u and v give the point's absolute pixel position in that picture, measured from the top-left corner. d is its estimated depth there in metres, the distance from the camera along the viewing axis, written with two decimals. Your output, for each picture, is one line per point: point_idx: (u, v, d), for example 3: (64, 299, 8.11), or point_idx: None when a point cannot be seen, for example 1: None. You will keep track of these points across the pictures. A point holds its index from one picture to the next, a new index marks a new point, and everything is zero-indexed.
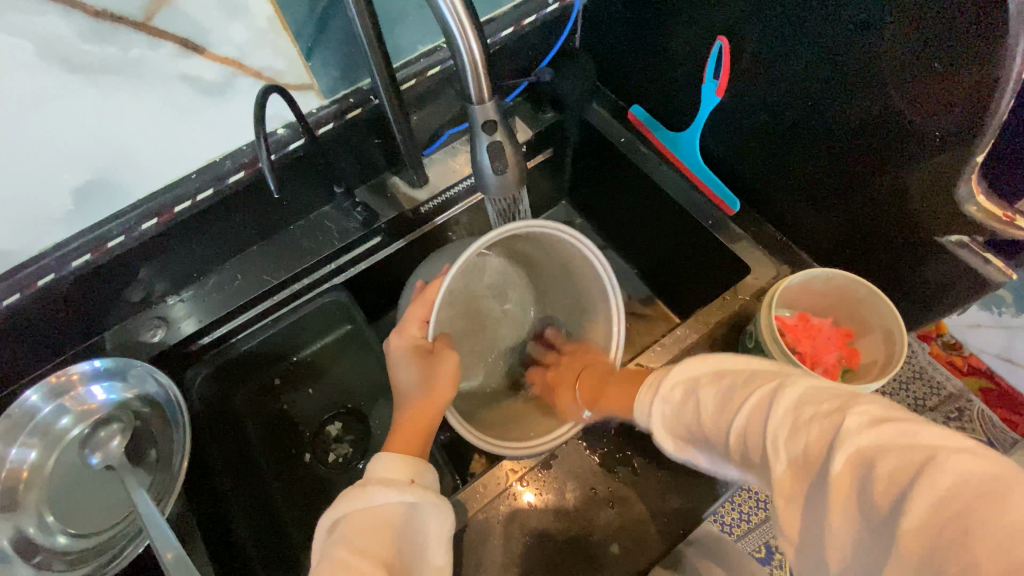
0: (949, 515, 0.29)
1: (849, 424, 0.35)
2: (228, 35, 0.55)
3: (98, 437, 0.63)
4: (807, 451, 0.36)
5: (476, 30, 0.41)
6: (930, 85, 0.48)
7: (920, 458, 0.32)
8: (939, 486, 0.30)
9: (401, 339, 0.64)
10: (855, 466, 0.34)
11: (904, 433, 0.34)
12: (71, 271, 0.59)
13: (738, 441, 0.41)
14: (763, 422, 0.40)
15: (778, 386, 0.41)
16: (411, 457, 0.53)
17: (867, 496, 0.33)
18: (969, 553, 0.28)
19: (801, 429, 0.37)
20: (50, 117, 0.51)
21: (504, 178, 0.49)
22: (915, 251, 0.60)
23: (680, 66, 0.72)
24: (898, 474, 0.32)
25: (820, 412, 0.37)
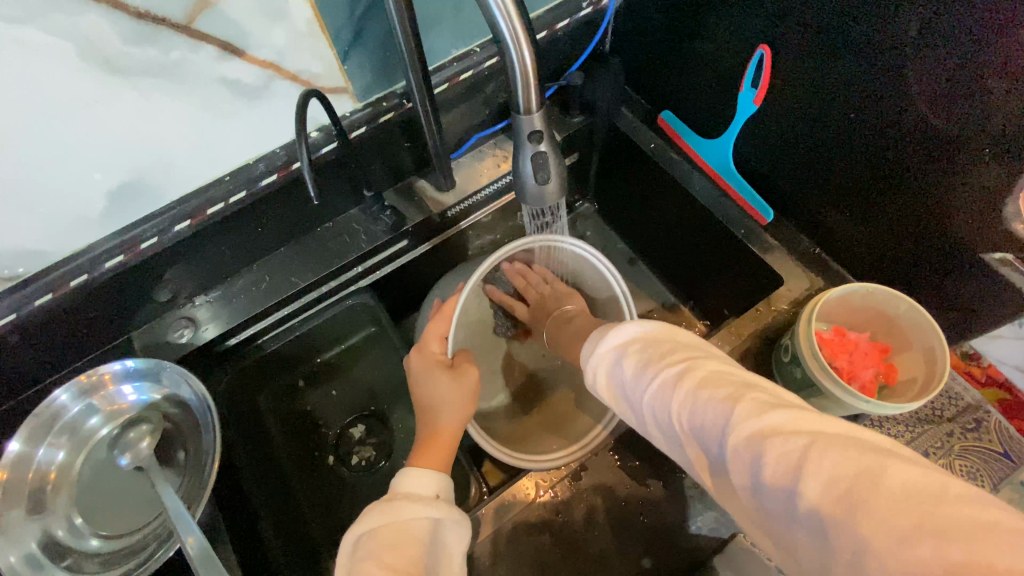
0: (832, 493, 0.33)
1: (740, 413, 0.39)
2: (269, 38, 0.54)
3: (127, 438, 0.62)
4: (708, 437, 0.41)
5: (528, 39, 0.41)
6: (972, 94, 0.48)
7: (805, 441, 0.35)
8: (823, 466, 0.34)
9: (421, 355, 0.64)
10: (748, 446, 0.38)
11: (802, 423, 0.37)
12: (105, 271, 0.59)
13: (661, 421, 0.45)
14: (673, 411, 0.43)
15: (690, 376, 0.44)
16: (435, 472, 0.54)
17: (765, 478, 0.36)
18: (854, 527, 0.31)
19: (701, 416, 0.41)
20: (97, 121, 0.51)
21: (546, 188, 0.48)
22: (955, 266, 0.59)
23: (715, 74, 0.71)
24: (787, 459, 0.35)
25: (724, 401, 0.41)
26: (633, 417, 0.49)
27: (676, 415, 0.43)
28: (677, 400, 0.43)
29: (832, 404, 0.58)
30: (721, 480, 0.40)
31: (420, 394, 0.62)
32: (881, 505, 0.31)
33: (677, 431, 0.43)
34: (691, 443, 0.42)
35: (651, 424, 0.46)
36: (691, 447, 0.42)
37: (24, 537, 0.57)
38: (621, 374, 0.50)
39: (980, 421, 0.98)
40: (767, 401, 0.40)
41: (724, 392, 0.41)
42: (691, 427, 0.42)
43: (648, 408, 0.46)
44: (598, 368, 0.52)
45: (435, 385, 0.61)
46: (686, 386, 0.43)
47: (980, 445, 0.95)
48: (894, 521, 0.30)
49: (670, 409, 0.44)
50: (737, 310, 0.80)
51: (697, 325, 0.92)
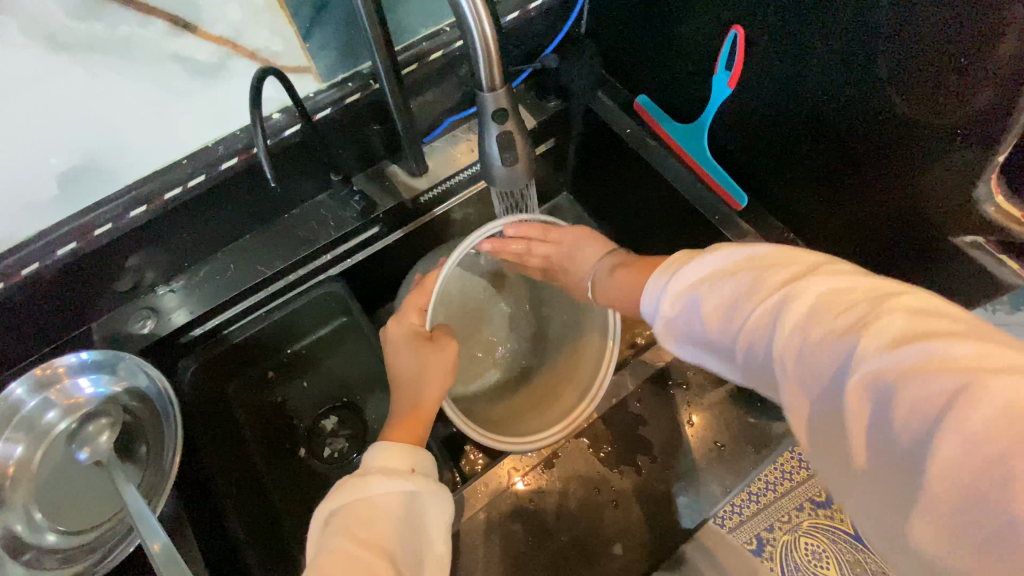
0: (987, 452, 0.25)
1: (869, 342, 0.31)
2: (223, 14, 0.59)
3: (86, 432, 0.61)
4: (819, 369, 0.33)
5: (488, 11, 0.39)
6: (942, 75, 0.47)
7: (960, 384, 0.27)
8: (973, 414, 0.26)
9: (401, 328, 0.61)
10: (868, 390, 0.31)
11: (941, 354, 0.29)
12: (57, 259, 0.55)
13: (757, 357, 0.38)
14: (781, 343, 0.36)
15: (798, 302, 0.36)
16: (409, 445, 0.52)
17: (885, 422, 0.29)
18: (1006, 498, 0.25)
19: (818, 347, 0.34)
20: (78, 111, 0.57)
21: (514, 170, 0.47)
22: (926, 250, 0.59)
23: (690, 57, 0.70)
24: (928, 404, 0.28)
25: (844, 329, 0.33)
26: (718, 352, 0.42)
27: (780, 343, 0.36)
28: (789, 321, 0.36)
29: None
30: (824, 428, 0.33)
31: (397, 370, 0.60)
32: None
33: (779, 367, 0.36)
34: (791, 378, 0.35)
35: (743, 351, 0.39)
36: (792, 385, 0.35)
37: None
38: (699, 309, 0.43)
39: None
40: (907, 328, 0.31)
41: (848, 319, 0.33)
42: (798, 356, 0.34)
43: (742, 342, 0.39)
44: (660, 298, 0.47)
45: (414, 361, 0.59)
46: (796, 309, 0.36)
47: None
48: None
49: (773, 337, 0.37)
50: None
51: None
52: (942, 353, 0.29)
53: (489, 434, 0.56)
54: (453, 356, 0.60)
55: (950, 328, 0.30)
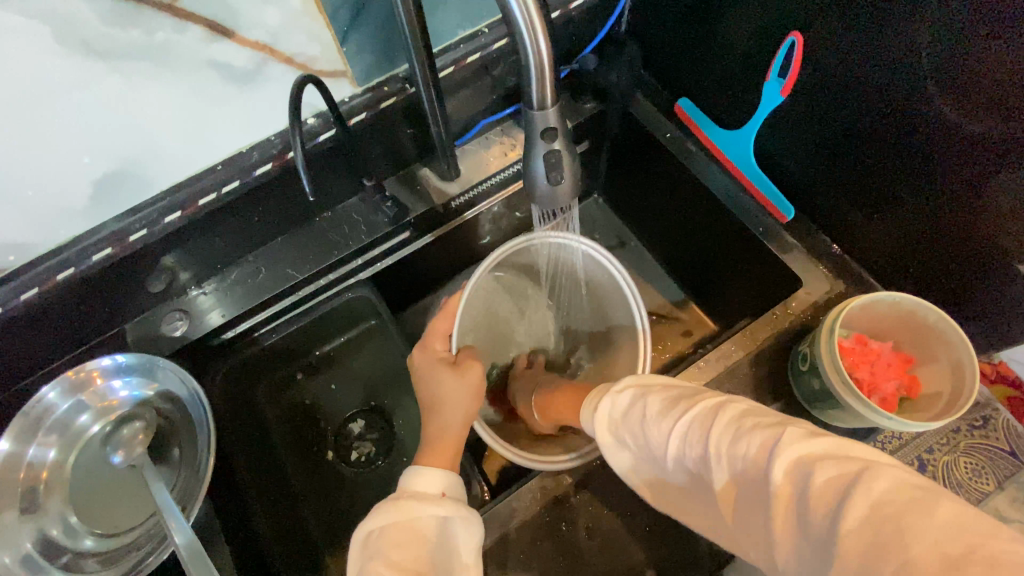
0: (883, 513, 0.29)
1: (789, 435, 0.35)
2: (262, 20, 0.59)
3: (120, 435, 0.61)
4: (746, 458, 0.37)
5: (544, 27, 0.37)
6: (1016, 92, 0.44)
7: (856, 467, 0.32)
8: (868, 487, 0.31)
9: (425, 354, 0.62)
10: (795, 472, 0.34)
11: (843, 447, 0.34)
12: (91, 265, 0.55)
13: (692, 452, 0.40)
14: (713, 437, 0.39)
15: (725, 409, 0.40)
16: (443, 469, 0.51)
17: (803, 503, 0.33)
18: (903, 552, 0.28)
19: (741, 441, 0.37)
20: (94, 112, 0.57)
21: (559, 188, 0.45)
22: (987, 273, 0.56)
23: (740, 63, 0.66)
24: (834, 484, 0.32)
25: (766, 426, 0.37)
26: (653, 452, 0.44)
27: (712, 438, 0.39)
28: (711, 426, 0.40)
29: (851, 418, 0.56)
30: (751, 515, 0.36)
31: (425, 396, 0.59)
32: (927, 534, 0.28)
33: (708, 461, 0.39)
34: (718, 464, 0.38)
35: (682, 462, 0.41)
36: (721, 467, 0.38)
37: (18, 537, 0.56)
38: (641, 412, 0.45)
39: (986, 418, 0.94)
40: (810, 429, 0.36)
41: (765, 422, 0.38)
42: (723, 449, 0.38)
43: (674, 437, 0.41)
44: (614, 405, 0.48)
45: (441, 386, 0.58)
46: (721, 421, 0.39)
47: (986, 442, 0.92)
48: (945, 543, 0.27)
49: (708, 437, 0.39)
50: (751, 307, 0.77)
51: (706, 320, 0.89)
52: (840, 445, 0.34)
53: (506, 448, 0.60)
54: (480, 378, 0.60)
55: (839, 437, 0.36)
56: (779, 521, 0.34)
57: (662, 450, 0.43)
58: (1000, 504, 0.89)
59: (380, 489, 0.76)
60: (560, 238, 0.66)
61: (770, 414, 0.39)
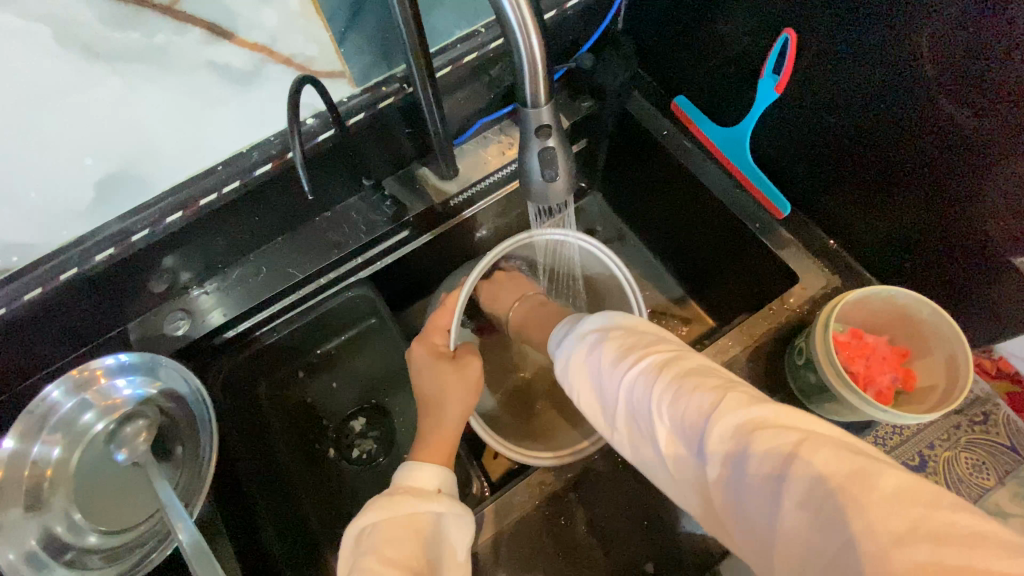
0: (825, 487, 0.30)
1: (733, 401, 0.36)
2: (260, 22, 0.63)
3: (124, 433, 0.62)
4: (688, 417, 0.36)
5: (537, 26, 0.38)
6: (1008, 83, 0.44)
7: (797, 437, 0.32)
8: (809, 460, 0.31)
9: (425, 345, 0.62)
10: (737, 439, 0.34)
11: (785, 416, 0.34)
12: (94, 265, 0.55)
13: (637, 410, 0.40)
14: (658, 395, 0.38)
15: (673, 364, 0.40)
16: (438, 465, 0.52)
17: (748, 471, 0.33)
18: (846, 528, 0.28)
19: (685, 399, 0.37)
20: (90, 112, 0.60)
21: (554, 185, 0.45)
22: (983, 266, 0.57)
23: (735, 60, 0.67)
24: (776, 455, 0.32)
25: (710, 388, 0.37)
26: (603, 402, 0.43)
27: (657, 394, 0.39)
28: (658, 381, 0.39)
29: (847, 411, 0.56)
30: (692, 472, 0.37)
31: (424, 393, 0.60)
32: (872, 509, 0.28)
33: (652, 416, 0.38)
34: (662, 420, 0.38)
35: (627, 414, 0.41)
36: (664, 425, 0.38)
37: (24, 534, 0.56)
38: (596, 361, 0.44)
39: (987, 413, 0.94)
40: (752, 394, 0.37)
41: (711, 382, 0.38)
42: (667, 406, 0.38)
43: (621, 395, 0.41)
44: (573, 352, 0.47)
45: (441, 381, 0.59)
46: (667, 376, 0.39)
47: (986, 437, 0.92)
48: (891, 519, 0.27)
49: (653, 393, 0.39)
50: (749, 304, 0.78)
51: (705, 317, 0.90)
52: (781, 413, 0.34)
53: (495, 440, 0.61)
54: (478, 373, 0.61)
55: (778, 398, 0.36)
56: (721, 491, 0.35)
57: (611, 402, 0.42)
58: (1002, 500, 0.89)
59: (381, 486, 0.77)
60: (558, 234, 0.66)
61: (713, 372, 0.39)
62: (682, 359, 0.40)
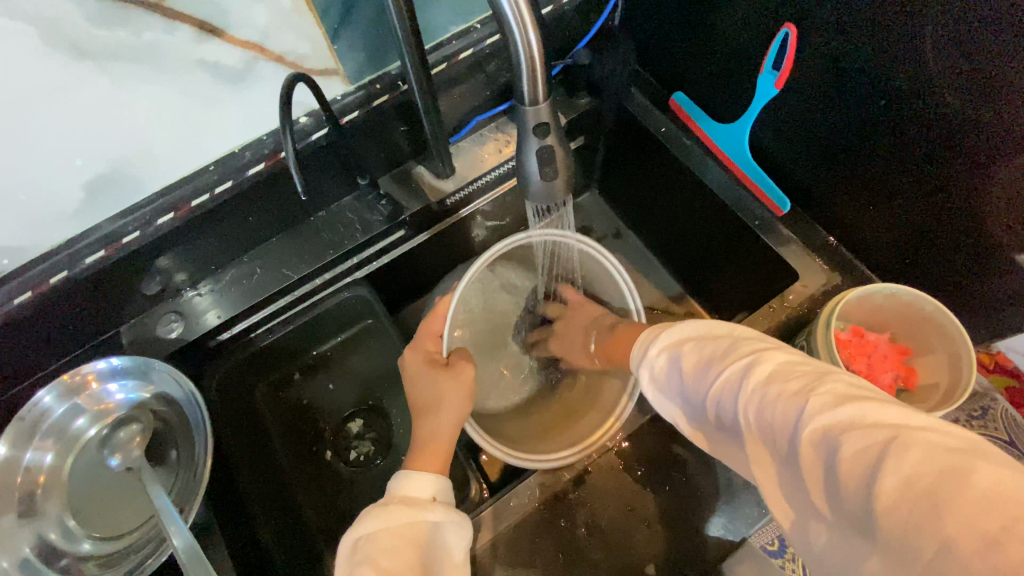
0: (915, 491, 0.30)
1: (820, 399, 0.36)
2: (251, 19, 0.62)
3: (116, 438, 0.61)
4: (775, 421, 0.37)
5: (535, 22, 0.37)
6: (1014, 79, 0.43)
7: (885, 436, 0.32)
8: (896, 462, 0.31)
9: (416, 352, 0.62)
10: (823, 441, 0.34)
11: (875, 411, 0.34)
12: (84, 269, 0.54)
13: (724, 416, 0.42)
14: (742, 402, 0.40)
15: (756, 368, 0.41)
16: (433, 474, 0.51)
17: (834, 472, 0.33)
18: (938, 528, 0.28)
19: (771, 403, 0.38)
20: (55, 108, 0.59)
21: (554, 184, 0.44)
22: (984, 264, 0.56)
23: (735, 55, 0.66)
24: (863, 454, 0.32)
25: (795, 389, 0.37)
26: (691, 408, 0.45)
27: (741, 401, 0.40)
28: (743, 386, 0.40)
29: None
30: (784, 478, 0.37)
31: (416, 397, 0.59)
32: (965, 507, 0.28)
33: (740, 421, 0.40)
34: (750, 428, 0.39)
35: (717, 421, 0.43)
36: (751, 431, 0.39)
37: (17, 541, 0.56)
38: (677, 367, 0.47)
39: (984, 408, 0.94)
40: (846, 389, 0.36)
41: (797, 382, 0.38)
42: (753, 412, 0.39)
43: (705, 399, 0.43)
44: (658, 356, 0.49)
45: (432, 385, 0.58)
46: (752, 380, 0.40)
47: (986, 433, 0.92)
48: (981, 520, 0.27)
49: (738, 398, 0.40)
50: (749, 301, 0.77)
51: (704, 314, 0.89)
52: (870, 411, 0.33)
53: (493, 446, 0.59)
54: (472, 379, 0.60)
55: (876, 395, 0.36)
56: (813, 496, 0.35)
57: (699, 408, 0.44)
58: None
59: (379, 488, 0.76)
60: (556, 233, 0.65)
61: (806, 368, 0.39)
62: (771, 359, 0.41)
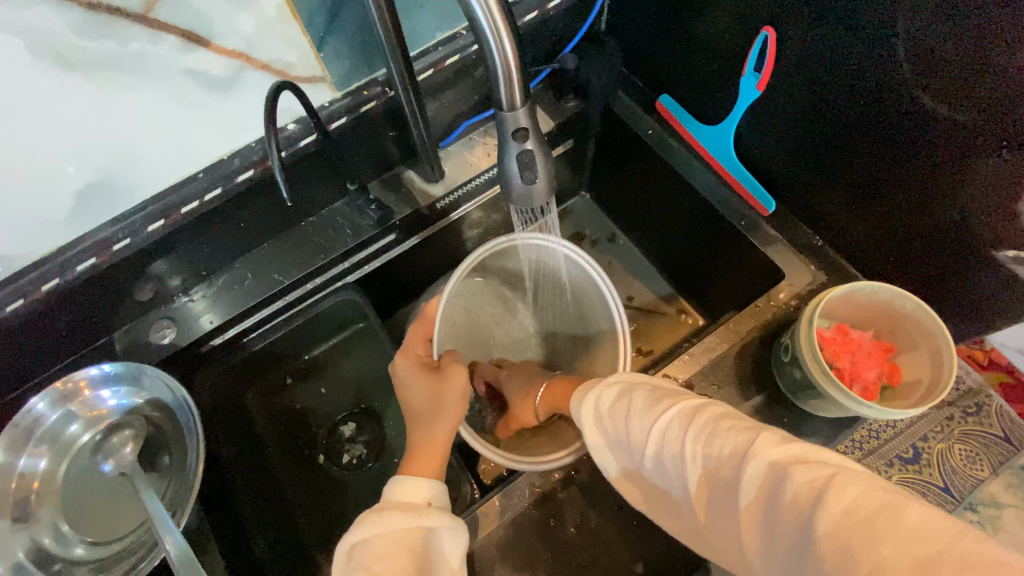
0: (854, 520, 0.30)
1: (759, 442, 0.37)
2: (236, 27, 0.64)
3: (111, 443, 0.62)
4: (719, 462, 0.38)
5: (510, 30, 0.37)
6: (989, 79, 0.44)
7: (827, 472, 0.33)
8: (835, 495, 0.31)
9: (407, 357, 0.62)
10: (768, 480, 0.35)
11: (814, 454, 0.35)
12: (75, 276, 0.54)
13: (666, 456, 0.42)
14: (687, 443, 0.40)
15: (696, 414, 0.42)
16: (429, 479, 0.51)
17: (778, 509, 0.34)
18: (877, 554, 0.28)
19: (716, 445, 0.39)
20: (45, 114, 0.60)
21: (535, 187, 0.45)
22: (965, 261, 0.57)
23: (718, 57, 0.67)
24: (804, 490, 0.33)
25: (734, 435, 0.39)
26: (630, 451, 0.45)
27: (685, 444, 0.41)
28: (686, 430, 0.41)
29: (832, 407, 0.56)
30: (724, 518, 0.38)
31: (410, 404, 0.59)
32: (902, 535, 0.28)
33: (683, 464, 0.41)
34: (693, 469, 0.40)
35: (658, 464, 0.43)
36: (695, 472, 0.40)
37: (10, 547, 0.56)
38: (613, 411, 0.47)
39: (979, 405, 0.95)
40: (782, 434, 0.38)
41: (737, 426, 0.39)
42: (697, 454, 0.40)
43: (648, 447, 0.43)
44: (592, 403, 0.49)
45: (421, 389, 0.59)
46: (693, 426, 0.41)
47: (980, 429, 0.93)
48: (915, 550, 0.28)
49: (682, 441, 0.41)
50: (737, 301, 0.78)
51: (695, 315, 0.90)
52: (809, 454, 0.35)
53: (486, 448, 0.59)
54: (464, 381, 0.58)
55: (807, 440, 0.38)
56: (754, 533, 0.35)
57: (638, 452, 0.44)
58: (996, 491, 0.89)
59: (373, 491, 0.77)
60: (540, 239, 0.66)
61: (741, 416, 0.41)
62: (707, 407, 0.42)
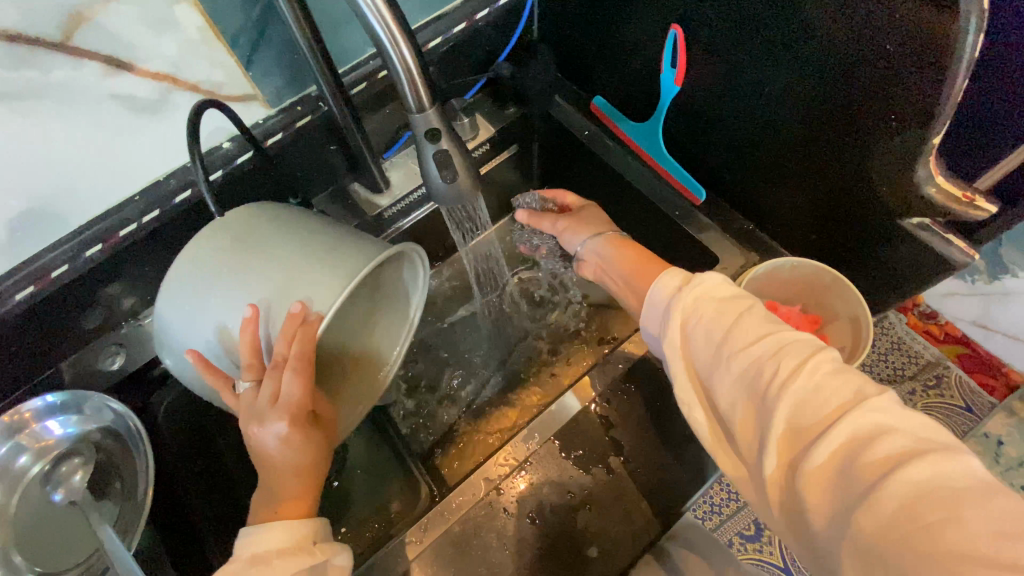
0: (934, 492, 0.33)
1: (867, 402, 0.38)
2: (159, 49, 0.53)
3: (60, 473, 0.61)
4: (819, 408, 0.38)
5: (407, 38, 0.40)
6: (880, 52, 0.47)
7: (925, 449, 0.35)
8: (930, 467, 0.34)
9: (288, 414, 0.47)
10: (860, 440, 0.36)
11: (920, 426, 0.36)
12: (15, 304, 0.56)
13: (756, 387, 0.41)
14: (788, 382, 0.40)
15: (802, 359, 0.41)
16: (306, 517, 0.48)
17: (864, 463, 0.35)
18: (960, 518, 0.32)
19: (822, 391, 0.39)
20: None
21: (457, 186, 0.47)
22: (879, 232, 0.60)
23: (638, 57, 0.70)
24: (897, 459, 0.35)
25: (844, 390, 0.39)
26: (711, 371, 0.44)
27: (786, 381, 0.40)
28: (792, 370, 0.40)
29: None
30: (793, 457, 0.39)
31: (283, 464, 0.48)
32: (982, 507, 0.32)
33: (774, 402, 0.40)
34: (785, 405, 0.39)
35: (736, 394, 0.42)
36: (785, 409, 0.39)
37: None
38: (712, 333, 0.45)
39: (940, 377, 0.98)
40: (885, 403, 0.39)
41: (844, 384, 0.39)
42: (796, 394, 0.39)
43: (739, 371, 0.42)
44: (696, 317, 0.47)
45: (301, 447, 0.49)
46: (805, 367, 0.40)
47: (943, 402, 0.96)
48: (997, 523, 0.31)
49: (780, 379, 0.40)
50: None
51: None
52: (918, 431, 0.36)
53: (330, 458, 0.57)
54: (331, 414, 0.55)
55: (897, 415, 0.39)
56: (819, 482, 0.37)
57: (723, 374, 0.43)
58: None
59: None
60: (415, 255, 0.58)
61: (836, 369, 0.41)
62: (821, 351, 0.42)
